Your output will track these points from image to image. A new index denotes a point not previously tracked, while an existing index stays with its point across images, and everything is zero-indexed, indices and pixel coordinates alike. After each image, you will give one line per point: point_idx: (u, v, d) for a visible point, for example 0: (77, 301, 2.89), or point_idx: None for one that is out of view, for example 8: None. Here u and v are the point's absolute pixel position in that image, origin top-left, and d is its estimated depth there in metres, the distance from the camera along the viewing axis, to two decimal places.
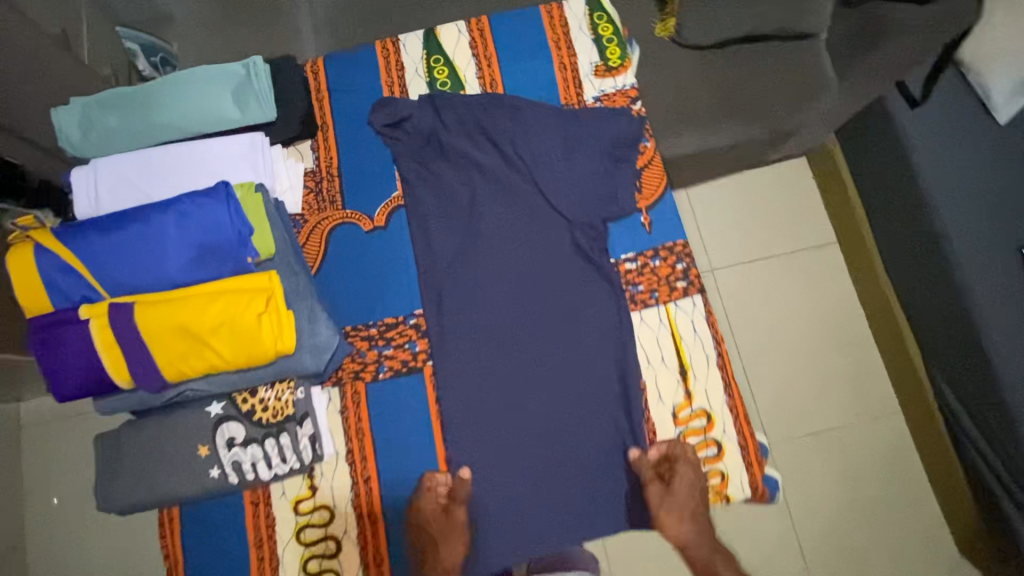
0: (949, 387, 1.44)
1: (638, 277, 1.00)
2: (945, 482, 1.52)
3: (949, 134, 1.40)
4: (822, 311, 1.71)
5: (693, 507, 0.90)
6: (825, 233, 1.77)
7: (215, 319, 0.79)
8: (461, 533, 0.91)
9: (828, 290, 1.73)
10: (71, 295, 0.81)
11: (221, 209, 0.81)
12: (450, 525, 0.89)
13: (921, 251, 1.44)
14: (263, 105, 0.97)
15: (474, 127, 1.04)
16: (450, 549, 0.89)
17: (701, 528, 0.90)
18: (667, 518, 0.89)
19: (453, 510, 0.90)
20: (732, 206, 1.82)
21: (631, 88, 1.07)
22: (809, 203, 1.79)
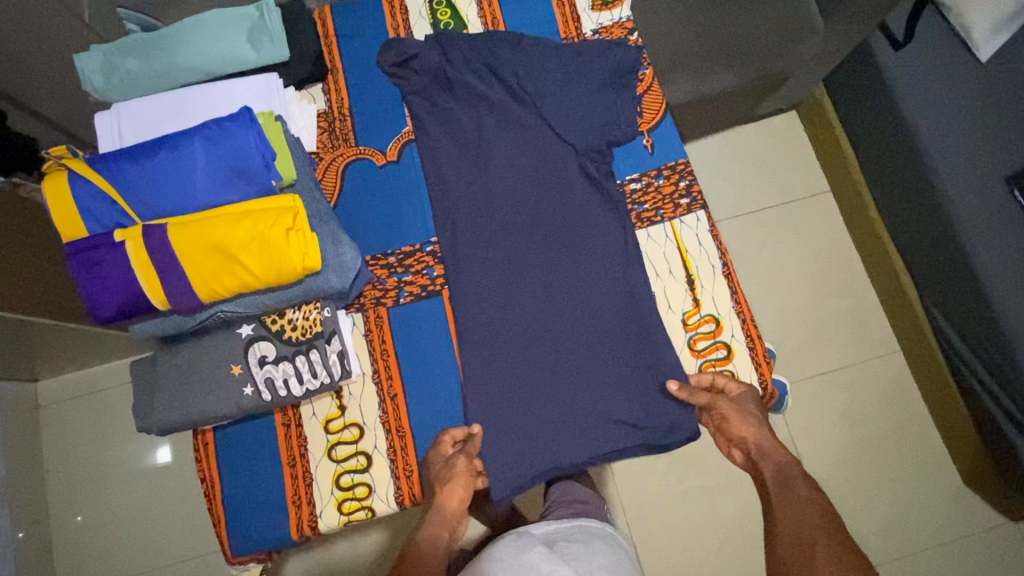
0: (944, 315, 1.48)
1: (643, 197, 1.04)
2: (946, 408, 1.56)
3: (937, 66, 1.43)
4: (818, 253, 1.77)
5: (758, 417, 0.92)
6: (817, 179, 1.82)
7: (244, 236, 0.83)
8: (462, 482, 0.90)
9: (823, 234, 1.78)
10: (105, 221, 0.86)
11: (246, 133, 0.86)
12: (449, 470, 0.90)
13: (912, 183, 1.47)
14: (277, 45, 1.01)
15: (478, 60, 1.07)
16: (449, 497, 0.89)
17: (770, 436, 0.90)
18: (734, 419, 0.90)
19: (456, 457, 0.92)
20: (728, 157, 1.85)
21: (627, 20, 1.11)
22: (801, 151, 1.85)
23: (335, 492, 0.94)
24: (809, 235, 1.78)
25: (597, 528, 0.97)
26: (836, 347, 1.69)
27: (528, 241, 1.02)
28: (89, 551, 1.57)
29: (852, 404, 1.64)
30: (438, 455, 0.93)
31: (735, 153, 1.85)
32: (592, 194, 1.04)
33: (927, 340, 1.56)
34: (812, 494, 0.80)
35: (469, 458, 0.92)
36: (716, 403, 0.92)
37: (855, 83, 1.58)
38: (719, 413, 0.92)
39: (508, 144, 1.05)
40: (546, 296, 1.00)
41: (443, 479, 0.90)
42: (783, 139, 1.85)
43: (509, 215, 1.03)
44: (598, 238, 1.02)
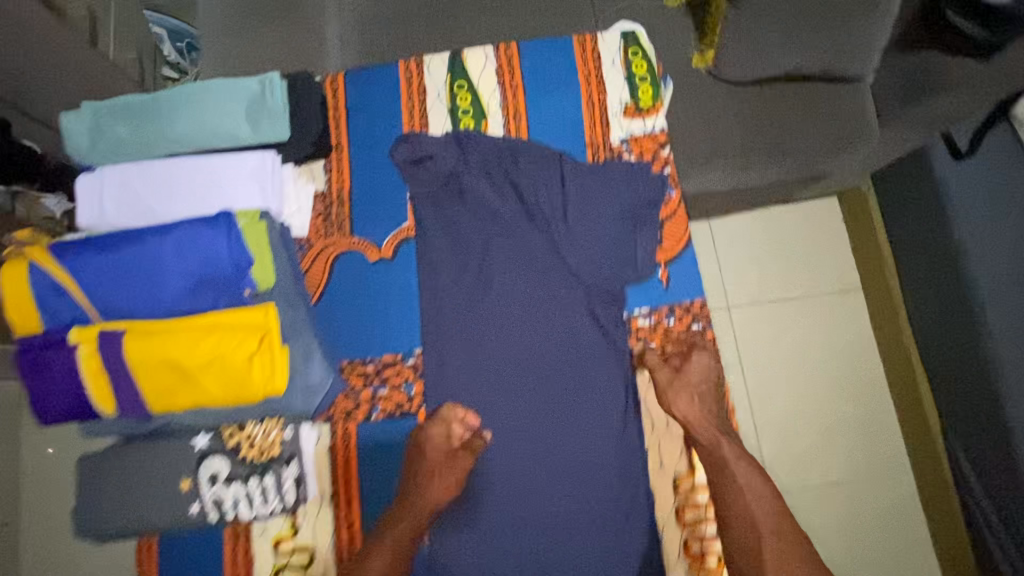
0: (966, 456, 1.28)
1: (650, 335, 0.95)
2: (953, 554, 1.32)
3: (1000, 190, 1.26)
4: (837, 359, 1.52)
5: (702, 392, 0.90)
6: (848, 275, 1.58)
7: (205, 355, 0.77)
8: (451, 482, 0.88)
9: (851, 343, 1.53)
10: (63, 317, 0.80)
11: (222, 240, 0.79)
12: (454, 471, 0.88)
13: (951, 309, 1.30)
14: (275, 124, 0.93)
15: (491, 162, 1.00)
16: (438, 490, 0.87)
17: (710, 411, 0.90)
18: (678, 402, 0.90)
19: (459, 455, 0.89)
20: (755, 240, 1.63)
21: (660, 131, 1.01)
22: (833, 242, 1.61)
23: None
24: (835, 339, 1.53)
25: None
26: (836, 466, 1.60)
27: (518, 366, 0.94)
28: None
29: (852, 557, 1.40)
30: (433, 446, 0.88)
31: (763, 238, 1.63)
32: (593, 324, 0.95)
33: (935, 463, 1.35)
34: (757, 482, 0.86)
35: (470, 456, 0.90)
36: (660, 379, 0.91)
37: (903, 195, 1.41)
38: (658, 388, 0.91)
39: (512, 257, 0.97)
40: (528, 429, 0.93)
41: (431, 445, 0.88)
42: (822, 228, 1.61)
43: (500, 334, 0.95)
44: (592, 378, 0.93)
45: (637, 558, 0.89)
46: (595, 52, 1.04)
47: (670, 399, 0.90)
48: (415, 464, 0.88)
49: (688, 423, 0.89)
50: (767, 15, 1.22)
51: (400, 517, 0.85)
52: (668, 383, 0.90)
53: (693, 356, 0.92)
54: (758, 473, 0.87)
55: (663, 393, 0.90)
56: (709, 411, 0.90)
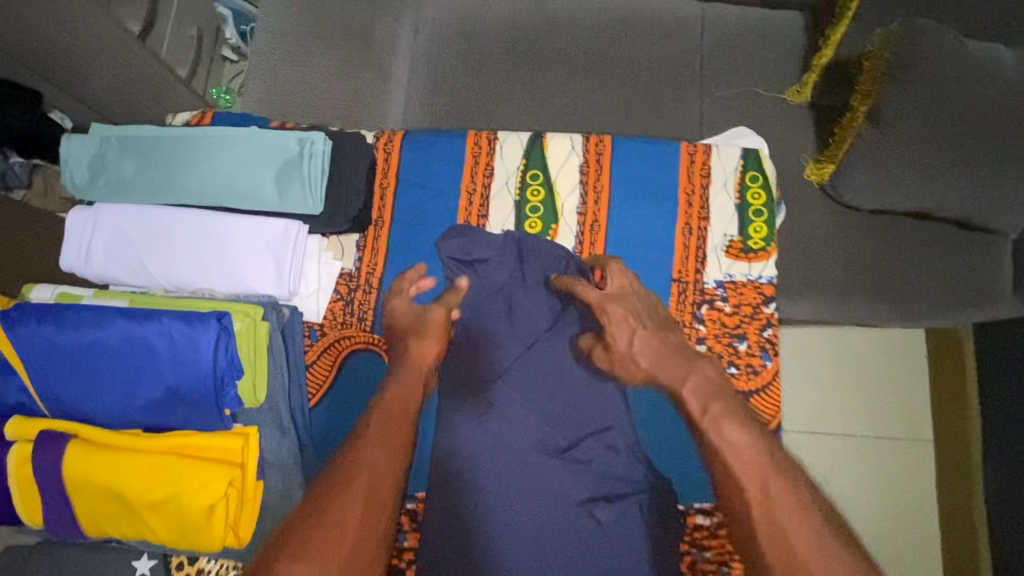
0: None
1: (708, 540, 0.75)
2: None
3: None
4: (889, 528, 1.16)
5: (636, 340, 0.79)
6: (919, 429, 1.22)
7: (159, 492, 0.61)
8: (435, 337, 0.80)
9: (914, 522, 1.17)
10: (6, 399, 0.66)
11: (205, 344, 0.63)
12: (423, 319, 0.81)
13: None
14: (308, 194, 0.78)
15: (553, 281, 0.82)
16: (421, 352, 0.79)
17: (649, 351, 0.79)
18: (619, 333, 0.79)
19: (429, 310, 0.82)
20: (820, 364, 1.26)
21: (767, 282, 0.83)
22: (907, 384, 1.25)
23: None
24: (888, 501, 1.18)
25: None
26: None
27: None
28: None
29: None
30: (397, 306, 0.83)
31: (831, 362, 1.26)
32: None
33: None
34: (732, 432, 0.72)
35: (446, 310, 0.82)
36: (618, 332, 0.79)
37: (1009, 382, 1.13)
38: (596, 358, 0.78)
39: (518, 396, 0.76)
40: None
41: (411, 332, 0.81)
42: (901, 363, 1.25)
43: (522, 492, 0.72)
44: None
45: None
46: (705, 167, 0.86)
47: (613, 342, 0.79)
48: (398, 342, 0.81)
49: (650, 375, 0.78)
50: (913, 147, 1.01)
51: (383, 421, 0.72)
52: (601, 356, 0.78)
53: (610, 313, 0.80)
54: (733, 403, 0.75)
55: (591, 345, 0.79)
56: (648, 346, 0.79)
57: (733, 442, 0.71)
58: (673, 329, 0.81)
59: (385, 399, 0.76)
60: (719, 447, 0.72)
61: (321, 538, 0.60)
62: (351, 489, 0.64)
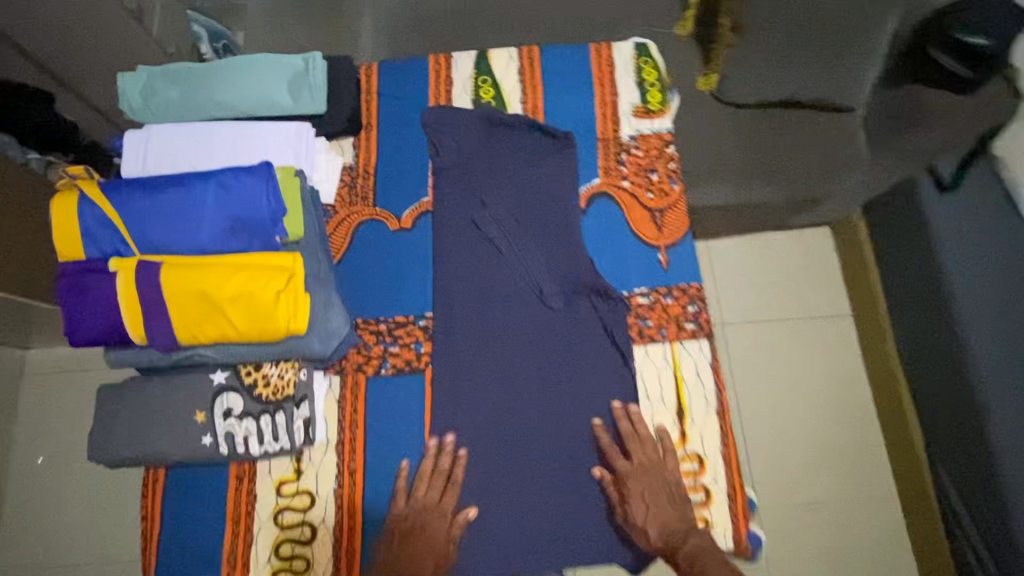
0: (951, 481, 1.30)
1: (648, 312, 1.02)
2: None
3: (972, 211, 1.31)
4: (831, 378, 1.59)
5: (657, 500, 0.89)
6: (842, 301, 1.65)
7: (234, 289, 0.82)
8: (437, 520, 0.90)
9: (814, 360, 1.60)
10: (104, 247, 0.85)
11: (261, 186, 0.87)
12: (416, 507, 0.91)
13: (928, 319, 1.34)
14: (315, 97, 1.03)
15: (513, 147, 1.09)
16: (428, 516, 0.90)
17: (666, 502, 0.89)
18: (636, 508, 0.89)
19: (447, 488, 0.92)
20: (747, 260, 1.71)
21: (666, 132, 1.11)
22: (829, 265, 1.67)
23: (272, 561, 0.91)
24: (831, 359, 1.60)
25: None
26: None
27: (526, 334, 1.01)
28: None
29: None
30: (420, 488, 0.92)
31: (755, 260, 1.71)
32: (592, 306, 1.01)
33: (948, 569, 1.31)
34: None
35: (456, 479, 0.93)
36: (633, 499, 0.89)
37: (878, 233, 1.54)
38: (625, 491, 0.90)
39: (498, 217, 1.05)
40: (535, 395, 0.98)
41: (409, 514, 0.91)
42: (811, 248, 1.68)
43: (500, 283, 1.03)
44: (588, 351, 0.99)
45: None
46: (609, 59, 1.15)
47: (629, 495, 0.90)
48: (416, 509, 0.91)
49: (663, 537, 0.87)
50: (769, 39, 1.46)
51: None
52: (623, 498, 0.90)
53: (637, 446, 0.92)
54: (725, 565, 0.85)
55: (620, 481, 0.91)
56: (665, 503, 0.89)
57: None
58: (604, 173, 1.08)
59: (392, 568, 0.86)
60: None
61: None
62: None
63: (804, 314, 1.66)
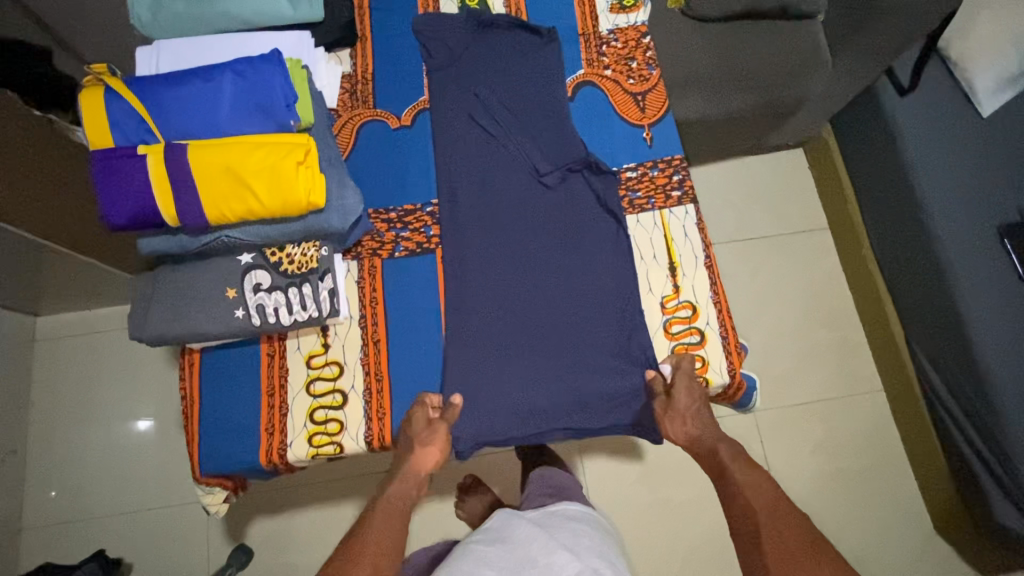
0: (930, 364, 1.61)
1: (637, 185, 1.10)
2: (918, 426, 1.70)
3: (933, 125, 1.61)
4: (813, 280, 1.97)
5: (695, 413, 0.96)
6: (815, 218, 2.03)
7: (257, 162, 0.89)
8: (438, 447, 0.94)
9: (821, 265, 1.98)
10: (131, 136, 0.91)
11: (274, 72, 0.93)
12: (427, 436, 0.93)
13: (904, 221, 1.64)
14: (314, 7, 1.09)
15: (501, 47, 1.17)
16: (423, 458, 0.93)
17: (701, 422, 0.95)
18: (672, 426, 0.96)
19: (437, 423, 0.95)
20: (732, 184, 2.08)
21: (642, 24, 1.19)
22: (804, 188, 2.06)
23: (308, 425, 0.98)
24: (801, 264, 1.98)
25: (578, 510, 1.09)
26: (799, 378, 1.87)
27: (526, 211, 1.09)
28: (75, 467, 1.80)
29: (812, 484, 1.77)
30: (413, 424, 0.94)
31: (733, 184, 2.08)
32: (585, 181, 1.10)
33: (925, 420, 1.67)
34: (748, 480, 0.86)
35: (448, 426, 0.95)
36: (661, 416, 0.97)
37: (871, 146, 1.73)
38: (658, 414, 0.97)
39: (492, 110, 1.13)
40: (539, 263, 1.06)
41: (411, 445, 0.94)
42: (791, 176, 2.08)
43: (498, 169, 1.11)
44: (585, 222, 1.08)
45: (630, 351, 1.02)
46: None
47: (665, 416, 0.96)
48: (406, 445, 0.95)
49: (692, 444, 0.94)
50: None
51: (383, 514, 0.88)
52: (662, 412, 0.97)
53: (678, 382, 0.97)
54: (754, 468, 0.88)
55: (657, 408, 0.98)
56: (696, 418, 0.95)
57: (745, 484, 0.85)
58: (587, 65, 1.17)
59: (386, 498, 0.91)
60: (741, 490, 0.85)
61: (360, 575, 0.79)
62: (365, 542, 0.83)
63: (779, 230, 2.03)
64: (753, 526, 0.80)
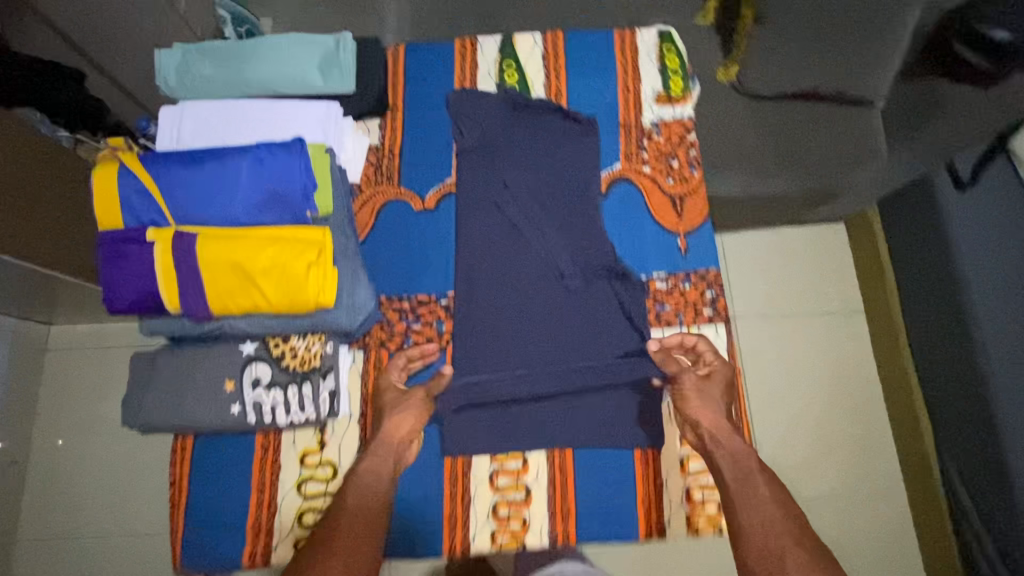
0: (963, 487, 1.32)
1: (666, 297, 1.03)
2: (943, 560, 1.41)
3: None
4: (841, 376, 1.66)
5: (719, 401, 0.94)
6: (851, 302, 1.72)
7: (267, 259, 0.85)
8: (415, 415, 0.95)
9: (853, 360, 1.68)
10: (142, 217, 0.88)
11: (293, 162, 0.89)
12: (400, 402, 0.95)
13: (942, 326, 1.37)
14: (344, 77, 1.04)
15: (537, 131, 1.11)
16: (397, 427, 0.94)
17: (723, 416, 0.93)
18: (694, 409, 0.94)
19: (419, 397, 0.96)
20: (768, 251, 1.78)
21: (688, 119, 1.11)
22: (844, 266, 1.75)
23: (295, 529, 0.93)
24: (832, 353, 1.68)
25: (574, 568, 1.00)
26: (827, 494, 1.58)
27: (547, 314, 1.02)
28: (57, 493, 1.66)
29: None
30: (387, 390, 0.97)
31: (766, 252, 1.79)
32: (610, 289, 1.03)
33: (949, 551, 1.38)
34: (766, 497, 0.87)
35: (429, 397, 0.97)
36: (685, 385, 0.95)
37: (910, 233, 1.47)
38: (681, 389, 0.95)
39: (519, 200, 1.08)
40: (555, 372, 0.99)
41: (387, 409, 0.96)
42: (831, 249, 1.76)
43: (520, 265, 1.05)
44: (605, 334, 1.01)
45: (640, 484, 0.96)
46: (633, 44, 1.15)
47: (686, 400, 0.95)
48: (378, 414, 0.96)
49: (709, 432, 0.93)
50: (789, 37, 1.41)
51: (354, 498, 0.88)
52: (685, 394, 0.95)
53: (714, 367, 0.96)
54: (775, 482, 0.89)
55: (680, 390, 0.95)
56: (722, 412, 0.93)
57: (762, 494, 0.88)
58: (625, 159, 1.10)
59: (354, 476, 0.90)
60: (755, 501, 0.87)
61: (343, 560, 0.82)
62: (335, 528, 0.85)
63: (811, 312, 1.72)
64: (779, 551, 0.82)
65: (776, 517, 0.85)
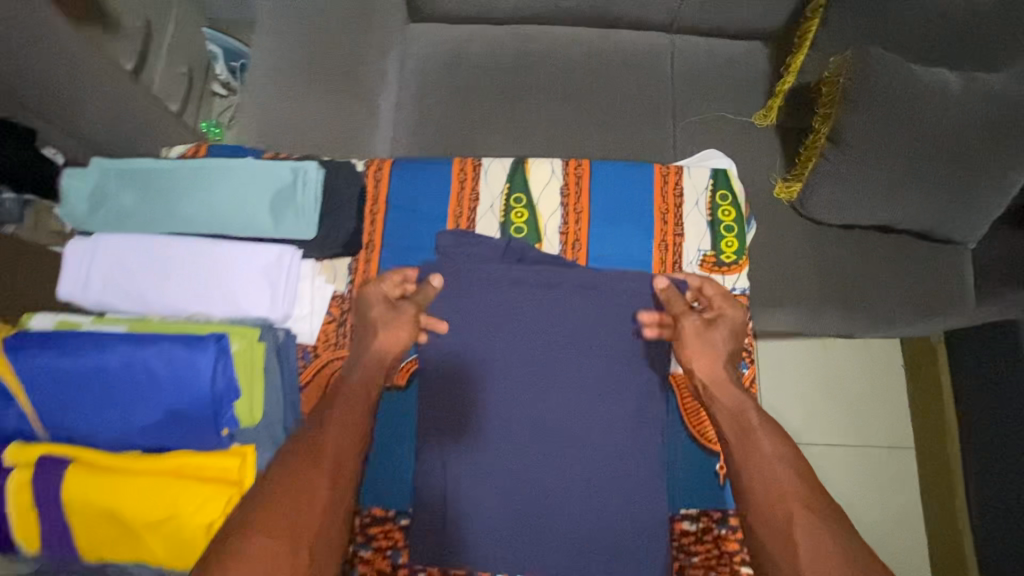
0: None
1: (695, 544, 0.79)
2: None
3: None
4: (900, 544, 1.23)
5: (728, 349, 0.79)
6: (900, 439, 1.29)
7: (156, 512, 0.63)
8: (406, 328, 0.79)
9: (908, 515, 1.25)
10: (6, 427, 0.67)
11: (204, 366, 0.66)
12: (393, 313, 0.79)
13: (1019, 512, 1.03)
14: (302, 221, 0.82)
15: (546, 292, 0.83)
16: (389, 341, 0.78)
17: (731, 368, 0.78)
18: (694, 355, 0.78)
19: (404, 304, 0.80)
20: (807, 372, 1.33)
21: (741, 295, 0.88)
22: (892, 394, 1.32)
23: None
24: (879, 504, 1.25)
25: None
26: None
27: (534, 563, 0.75)
28: None
29: None
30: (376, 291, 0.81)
31: (807, 370, 1.33)
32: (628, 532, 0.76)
33: None
34: (770, 446, 0.69)
35: (417, 306, 0.81)
36: (684, 333, 0.78)
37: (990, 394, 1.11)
38: (678, 336, 0.79)
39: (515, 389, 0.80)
40: None
41: (378, 326, 0.79)
42: (880, 376, 1.33)
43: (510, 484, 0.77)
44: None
45: None
46: (678, 187, 0.91)
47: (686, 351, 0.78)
48: (364, 324, 0.80)
49: (711, 384, 0.77)
50: (869, 169, 1.03)
51: (336, 432, 0.69)
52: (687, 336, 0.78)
53: (725, 309, 0.81)
54: (784, 435, 0.71)
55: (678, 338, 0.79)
56: (728, 368, 0.77)
57: (771, 454, 0.69)
58: None
59: (342, 391, 0.74)
60: (763, 463, 0.68)
61: (288, 497, 0.61)
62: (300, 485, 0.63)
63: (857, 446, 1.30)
64: (786, 518, 0.63)
65: (791, 481, 0.66)
